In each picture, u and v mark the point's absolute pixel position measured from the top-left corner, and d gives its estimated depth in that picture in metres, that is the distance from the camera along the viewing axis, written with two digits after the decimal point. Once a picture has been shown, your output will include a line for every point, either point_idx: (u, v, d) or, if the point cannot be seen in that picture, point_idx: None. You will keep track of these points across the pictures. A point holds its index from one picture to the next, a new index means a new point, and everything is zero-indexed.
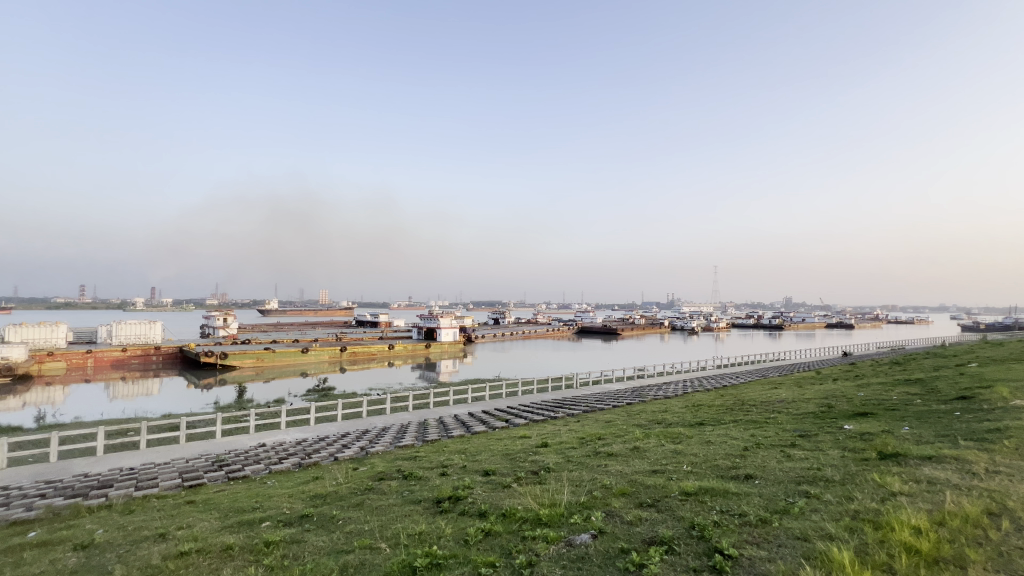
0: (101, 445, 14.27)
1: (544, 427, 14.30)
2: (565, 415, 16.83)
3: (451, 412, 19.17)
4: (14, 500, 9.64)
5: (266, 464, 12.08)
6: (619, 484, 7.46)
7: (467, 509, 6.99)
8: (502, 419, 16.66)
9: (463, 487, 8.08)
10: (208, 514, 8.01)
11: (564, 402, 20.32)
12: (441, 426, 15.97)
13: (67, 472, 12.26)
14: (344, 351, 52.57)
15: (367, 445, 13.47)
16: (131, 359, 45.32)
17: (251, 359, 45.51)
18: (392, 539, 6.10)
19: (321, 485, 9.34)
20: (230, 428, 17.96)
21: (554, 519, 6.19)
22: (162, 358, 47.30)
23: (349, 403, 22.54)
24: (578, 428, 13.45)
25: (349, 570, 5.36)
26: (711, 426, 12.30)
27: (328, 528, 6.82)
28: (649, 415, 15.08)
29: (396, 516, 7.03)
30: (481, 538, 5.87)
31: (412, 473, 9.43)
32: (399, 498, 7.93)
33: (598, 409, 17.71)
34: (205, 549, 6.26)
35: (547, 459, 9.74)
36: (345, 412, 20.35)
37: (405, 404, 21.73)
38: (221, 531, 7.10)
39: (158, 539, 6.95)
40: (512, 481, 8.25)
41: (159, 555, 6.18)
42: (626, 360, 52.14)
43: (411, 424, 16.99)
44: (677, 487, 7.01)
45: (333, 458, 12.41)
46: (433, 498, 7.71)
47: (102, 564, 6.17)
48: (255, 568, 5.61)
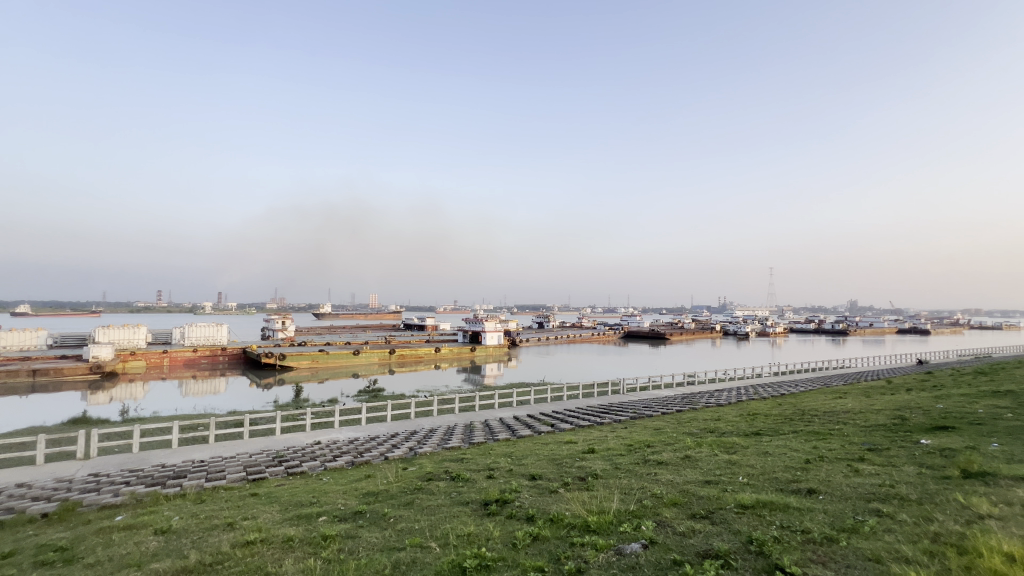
0: (176, 438, 15.47)
1: (590, 433, 14.12)
2: (612, 420, 16.58)
3: (497, 415, 19.39)
4: (103, 486, 10.65)
5: (322, 461, 12.68)
6: (670, 493, 7.24)
7: (513, 512, 7.01)
8: (547, 423, 16.63)
9: (510, 490, 8.12)
10: (271, 507, 8.48)
11: (610, 407, 19.98)
12: (487, 429, 16.13)
13: (147, 463, 13.37)
14: (393, 353, 54.28)
15: (415, 446, 13.85)
16: (200, 359, 48.83)
17: (307, 359, 47.88)
18: (441, 539, 6.22)
19: (373, 484, 9.66)
20: (289, 426, 18.95)
21: (603, 526, 6.09)
22: (227, 358, 50.64)
23: (398, 404, 23.23)
24: (626, 435, 13.19)
25: (402, 567, 5.50)
26: (768, 436, 11.68)
27: (381, 525, 7.04)
28: (701, 423, 14.55)
29: (445, 516, 7.15)
30: (529, 542, 5.86)
31: (459, 474, 9.56)
32: (447, 499, 8.07)
33: (646, 416, 17.32)
34: (269, 540, 6.63)
35: (594, 465, 9.59)
36: (395, 413, 20.97)
37: (452, 407, 22.10)
38: (282, 523, 7.49)
39: (226, 528, 7.43)
40: (558, 487, 8.19)
41: (229, 543, 6.61)
42: (675, 366, 50.74)
43: (457, 426, 17.29)
44: (733, 499, 6.71)
45: (383, 457, 12.80)
46: (480, 500, 7.79)
47: (179, 548, 6.69)
48: (314, 560, 5.87)
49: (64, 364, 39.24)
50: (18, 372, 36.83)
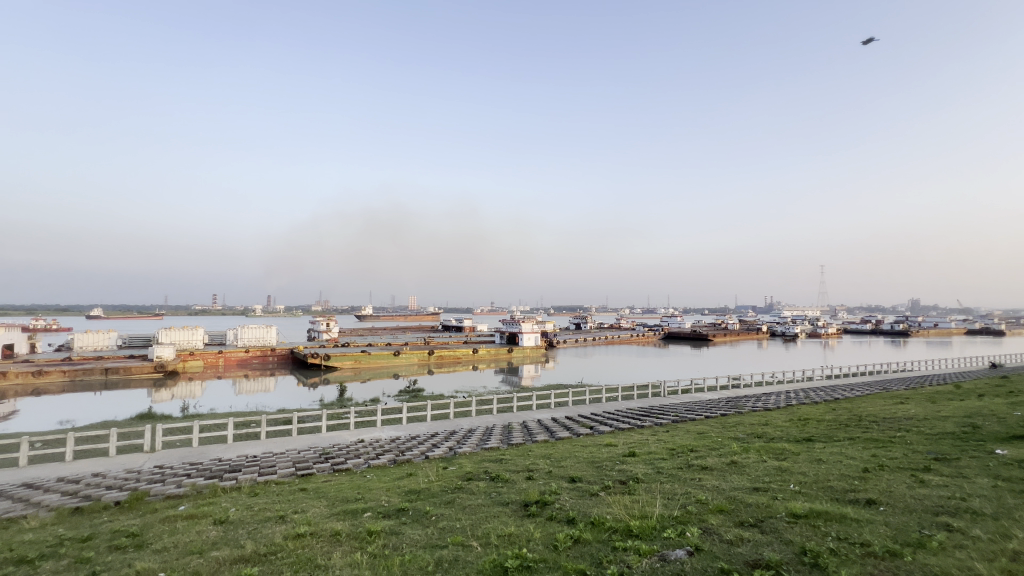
0: (232, 434, 16.37)
1: (631, 436, 13.89)
2: (653, 424, 16.24)
3: (535, 416, 19.39)
4: (168, 478, 11.43)
5: (366, 458, 13.07)
6: (716, 500, 7.00)
7: (554, 514, 6.98)
8: (586, 425, 16.46)
9: (550, 492, 8.11)
10: (319, 502, 8.82)
11: (651, 410, 19.56)
12: (526, 431, 16.14)
13: (206, 456, 14.22)
14: (432, 353, 55.31)
15: (455, 445, 14.05)
16: (252, 359, 51.40)
17: (350, 359, 49.49)
18: (483, 538, 6.28)
19: (415, 481, 9.87)
20: (334, 424, 19.66)
21: (646, 532, 5.96)
22: (277, 358, 53.04)
23: (438, 404, 23.66)
24: (668, 439, 12.86)
25: (444, 565, 5.60)
26: (821, 443, 11.10)
27: (423, 522, 7.19)
28: (747, 428, 14.00)
29: (486, 516, 7.22)
30: (570, 545, 5.84)
31: (499, 475, 9.62)
32: (487, 498, 8.15)
33: (688, 419, 16.86)
34: (318, 533, 6.90)
35: (636, 469, 9.40)
36: (435, 413, 21.35)
37: (490, 407, 22.28)
38: (330, 517, 7.78)
39: (278, 521, 7.78)
40: (599, 490, 8.08)
41: (281, 535, 6.93)
42: (719, 368, 49.08)
43: (496, 427, 17.40)
44: (784, 507, 6.42)
45: (424, 456, 13.05)
46: (521, 500, 7.82)
47: (236, 538, 7.07)
48: (361, 554, 6.07)
49: (132, 364, 42.27)
50: (92, 370, 40.06)
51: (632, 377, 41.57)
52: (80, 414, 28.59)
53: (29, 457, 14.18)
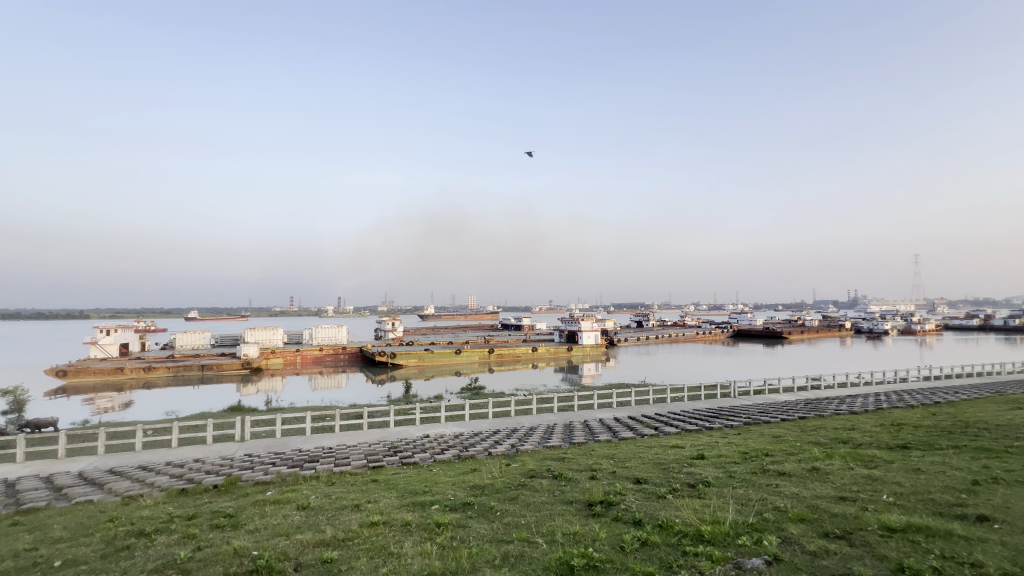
0: (310, 427, 17.60)
1: (699, 438, 13.35)
2: (722, 425, 15.51)
3: (597, 415, 19.19)
4: (256, 465, 12.53)
5: (432, 453, 13.56)
6: (796, 508, 6.56)
7: (619, 515, 6.86)
8: (651, 426, 16.03)
9: (615, 492, 7.97)
10: (390, 493, 9.26)
11: (721, 411, 18.64)
12: (588, 430, 15.97)
13: (288, 447, 15.41)
14: (492, 352, 56.24)
15: (517, 443, 14.17)
16: (326, 357, 54.89)
17: (415, 358, 51.54)
18: (548, 536, 6.30)
19: (479, 477, 10.08)
20: (402, 419, 20.60)
21: (718, 538, 5.71)
22: (348, 356, 56.32)
23: (499, 402, 24.09)
24: (739, 442, 12.23)
25: (510, 560, 5.68)
26: (919, 451, 10.05)
27: (488, 517, 7.33)
28: (830, 432, 13.00)
29: (550, 513, 7.25)
30: (638, 547, 5.71)
31: (562, 473, 9.60)
32: (551, 496, 8.15)
33: (761, 422, 15.95)
34: (390, 522, 7.25)
35: (705, 472, 9.00)
36: (496, 411, 21.75)
37: (551, 406, 22.31)
38: (401, 508, 8.14)
39: (353, 509, 8.25)
40: (666, 492, 7.84)
41: (357, 522, 7.35)
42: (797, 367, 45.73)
43: (556, 425, 17.39)
44: (875, 519, 5.89)
45: (487, 453, 13.26)
46: (585, 500, 7.75)
47: (317, 523, 7.58)
48: (431, 545, 6.29)
49: (224, 361, 46.70)
50: (191, 366, 44.46)
51: (699, 377, 39.73)
52: (183, 406, 31.99)
53: (142, 442, 16.06)
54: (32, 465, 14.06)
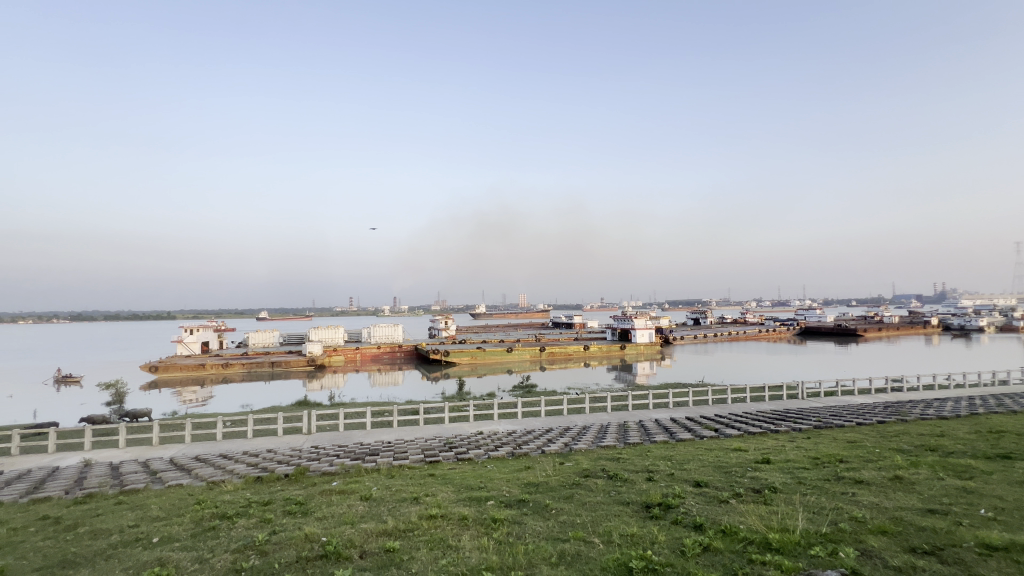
0: (370, 421, 18.43)
1: (763, 441, 12.65)
2: (789, 429, 14.62)
3: (652, 415, 18.68)
4: (323, 457, 13.30)
5: (485, 450, 13.75)
6: (877, 520, 6.06)
7: (679, 518, 6.66)
8: (711, 427, 15.36)
9: (674, 495, 7.74)
10: (446, 487, 9.50)
11: (788, 413, 17.61)
12: (643, 430, 15.59)
13: (350, 440, 16.22)
14: (543, 350, 56.24)
15: (571, 442, 14.10)
16: (383, 355, 57.10)
17: (467, 356, 52.59)
18: (605, 536, 6.23)
19: (533, 475, 10.14)
20: (456, 416, 21.11)
21: (788, 547, 5.39)
22: (404, 354, 58.33)
23: (552, 400, 24.04)
24: (809, 446, 11.47)
25: (567, 558, 5.67)
26: (1023, 462, 8.97)
27: (544, 515, 7.36)
28: (914, 438, 11.90)
29: (607, 514, 7.15)
30: (699, 552, 5.51)
31: (617, 474, 9.44)
32: (606, 497, 8.04)
33: (832, 425, 14.88)
34: (447, 516, 7.44)
35: (771, 477, 8.52)
36: (549, 409, 21.74)
37: (605, 405, 21.99)
38: (457, 502, 8.34)
39: (413, 501, 8.55)
40: (729, 497, 7.50)
41: (416, 515, 7.60)
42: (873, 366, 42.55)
43: (610, 425, 17.11)
44: (972, 536, 5.33)
45: (540, 451, 13.30)
46: (642, 501, 7.58)
47: (379, 514, 7.93)
48: (488, 540, 6.40)
49: (292, 358, 49.83)
50: (262, 363, 47.75)
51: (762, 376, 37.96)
52: (256, 399, 34.47)
53: (222, 432, 17.48)
54: (132, 451, 15.68)
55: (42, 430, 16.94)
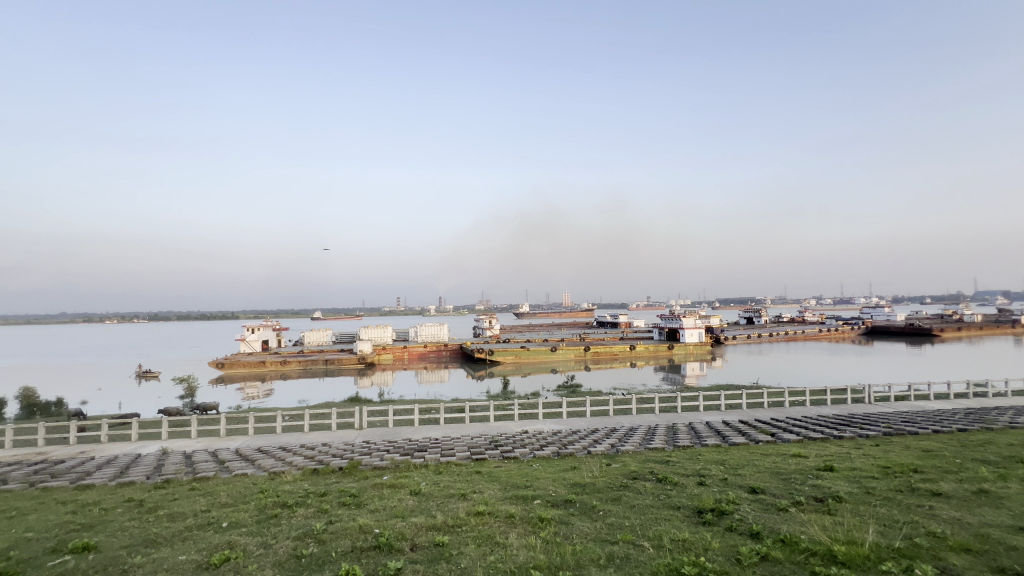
0: (418, 418, 18.94)
1: (826, 447, 11.91)
2: (855, 435, 13.68)
3: (703, 418, 18.05)
4: (374, 451, 13.78)
5: (531, 449, 13.77)
6: (958, 536, 5.57)
7: (733, 525, 6.40)
8: (767, 431, 14.63)
9: (728, 501, 7.44)
10: (493, 485, 9.60)
11: (853, 418, 16.49)
12: (693, 433, 15.09)
13: (400, 436, 16.75)
14: (588, 350, 55.58)
15: (618, 443, 13.86)
16: (430, 353, 58.38)
17: (512, 355, 52.85)
18: (655, 540, 6.08)
19: (579, 475, 10.05)
20: (501, 415, 21.26)
21: (855, 561, 5.05)
22: (449, 352, 59.40)
23: (598, 400, 23.70)
24: (878, 454, 10.67)
25: (616, 560, 5.59)
26: None
27: (591, 516, 7.29)
28: (1001, 449, 10.83)
29: (656, 518, 6.98)
30: (756, 562, 5.28)
31: (667, 477, 9.19)
32: (656, 500, 7.84)
33: (904, 433, 13.78)
34: (495, 513, 7.52)
35: (835, 486, 8.01)
36: (594, 410, 21.47)
37: (652, 406, 21.46)
38: (504, 500, 8.41)
39: (460, 498, 8.69)
40: (789, 505, 7.13)
41: (464, 511, 7.74)
42: (941, 368, 40.84)
43: (658, 426, 16.69)
44: None
45: (586, 452, 13.17)
46: (694, 506, 7.34)
47: (428, 508, 8.14)
48: (535, 538, 6.41)
49: (344, 356, 51.98)
50: (317, 360, 50.11)
51: (818, 377, 37.39)
52: (312, 395, 36.29)
53: (282, 426, 18.50)
54: (203, 441, 16.91)
55: (126, 420, 18.58)
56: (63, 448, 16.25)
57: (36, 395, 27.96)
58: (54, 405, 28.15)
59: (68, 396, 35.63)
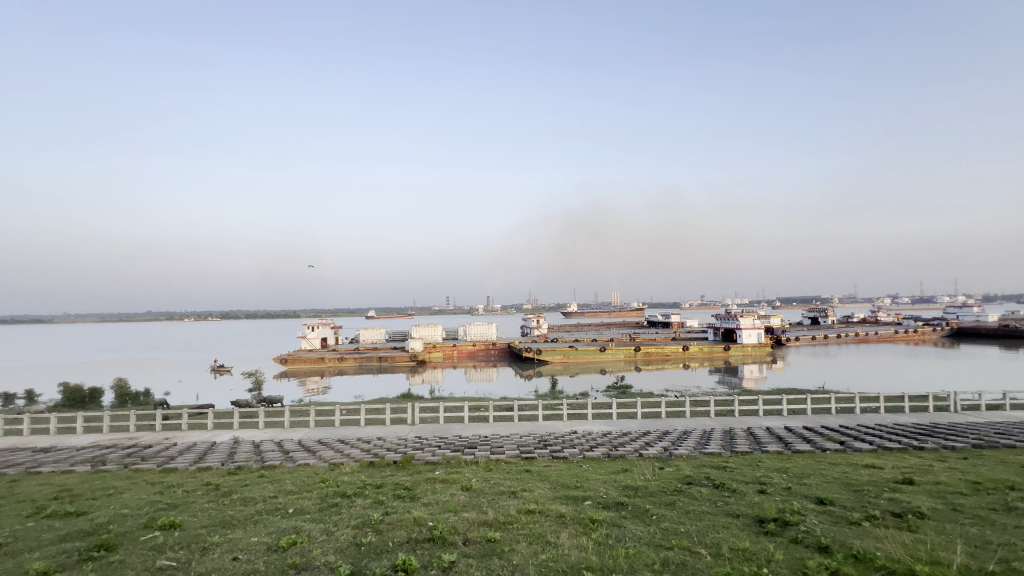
0: (468, 415, 19.26)
1: (904, 459, 10.94)
2: (939, 446, 12.49)
3: (763, 423, 17.14)
4: (426, 447, 14.18)
5: (581, 449, 13.65)
6: None
7: (799, 537, 6.05)
8: (835, 439, 13.66)
9: (793, 511, 7.03)
10: (544, 484, 9.59)
11: (936, 429, 15.03)
12: (753, 439, 14.35)
13: (450, 432, 17.12)
14: (638, 350, 54.29)
15: (671, 446, 13.42)
16: (479, 352, 59.15)
17: (560, 354, 52.54)
18: (712, 548, 5.86)
19: (631, 478, 9.83)
20: (550, 415, 21.17)
21: None
22: (498, 351, 59.95)
23: (649, 402, 23.07)
24: (968, 469, 9.68)
25: (671, 566, 5.45)
26: None
27: (644, 519, 7.12)
28: None
29: (714, 525, 6.73)
30: None
31: (724, 484, 8.82)
32: (713, 507, 7.54)
33: (998, 446, 12.41)
34: (546, 512, 7.52)
35: (916, 501, 7.37)
36: (646, 412, 20.92)
37: (708, 409, 20.62)
38: (555, 500, 8.38)
39: (510, 495, 8.76)
40: (861, 519, 6.65)
41: (515, 508, 7.79)
42: (992, 369, 40.52)
43: (714, 430, 16.03)
44: None
45: (638, 454, 12.88)
46: (754, 515, 7.00)
47: (480, 505, 8.25)
48: (587, 540, 6.35)
49: (396, 353, 53.78)
50: (371, 357, 52.17)
51: (867, 377, 37.38)
52: (367, 391, 37.87)
53: (341, 419, 19.44)
54: (269, 432, 18.09)
55: (202, 410, 20.18)
56: (151, 434, 17.92)
57: (128, 385, 30.92)
58: (143, 395, 31.06)
59: (154, 387, 39.20)
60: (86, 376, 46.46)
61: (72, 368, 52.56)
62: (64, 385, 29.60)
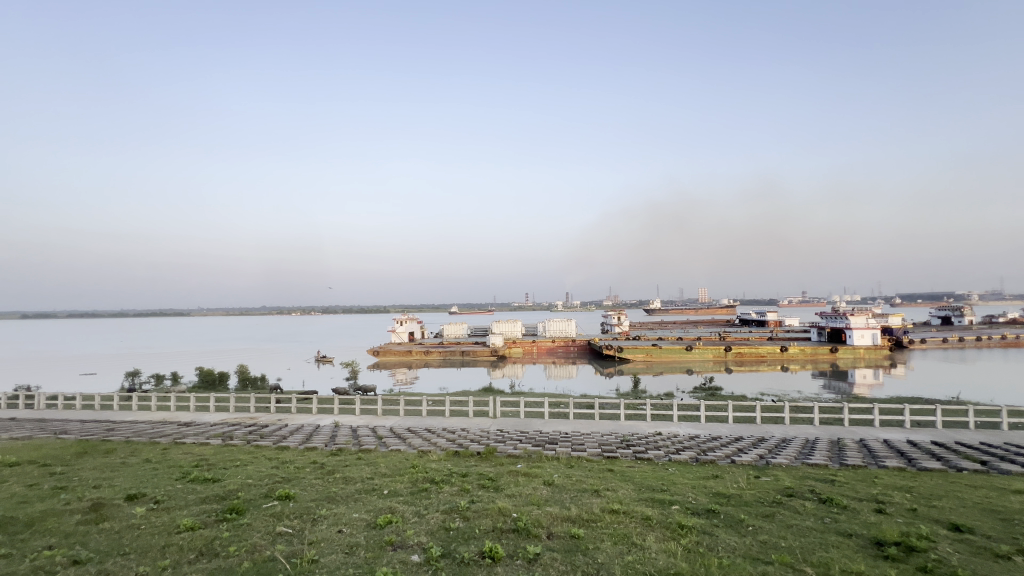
0: (549, 412, 19.35)
1: None
2: None
3: (878, 434, 15.26)
4: (507, 440, 14.45)
5: (666, 452, 13.12)
6: None
7: (928, 564, 5.34)
8: (973, 458, 11.78)
9: (918, 536, 6.21)
10: (627, 485, 9.37)
11: None
12: (866, 451, 12.84)
13: (531, 427, 17.30)
14: (729, 350, 50.85)
15: (767, 455, 12.42)
16: (558, 349, 58.96)
17: (642, 352, 50.78)
18: (820, 567, 5.37)
19: (723, 485, 9.26)
20: (633, 415, 20.57)
21: None
22: (577, 348, 59.30)
23: (741, 407, 21.58)
24: None
25: None
26: None
27: (739, 530, 6.69)
28: None
29: (820, 542, 6.14)
30: None
31: (833, 498, 7.98)
32: (819, 523, 6.88)
33: None
34: (630, 514, 7.34)
35: None
36: (737, 416, 19.59)
37: (811, 417, 18.79)
38: (640, 502, 8.14)
39: (594, 493, 8.67)
40: (1011, 552, 5.68)
41: (598, 507, 7.70)
42: None
43: (819, 440, 14.57)
44: None
45: (730, 460, 12.10)
46: (870, 536, 6.28)
47: (562, 500, 8.26)
48: (675, 545, 6.12)
49: (478, 348, 55.33)
50: (454, 351, 54.19)
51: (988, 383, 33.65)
52: (450, 383, 39.52)
53: (427, 409, 20.47)
54: (364, 418, 19.57)
55: (308, 396, 22.32)
56: (267, 415, 20.22)
57: (249, 370, 35.13)
58: (261, 380, 35.07)
59: (269, 373, 44.13)
60: (218, 362, 53.61)
61: (207, 355, 60.94)
62: (200, 368, 34.38)
